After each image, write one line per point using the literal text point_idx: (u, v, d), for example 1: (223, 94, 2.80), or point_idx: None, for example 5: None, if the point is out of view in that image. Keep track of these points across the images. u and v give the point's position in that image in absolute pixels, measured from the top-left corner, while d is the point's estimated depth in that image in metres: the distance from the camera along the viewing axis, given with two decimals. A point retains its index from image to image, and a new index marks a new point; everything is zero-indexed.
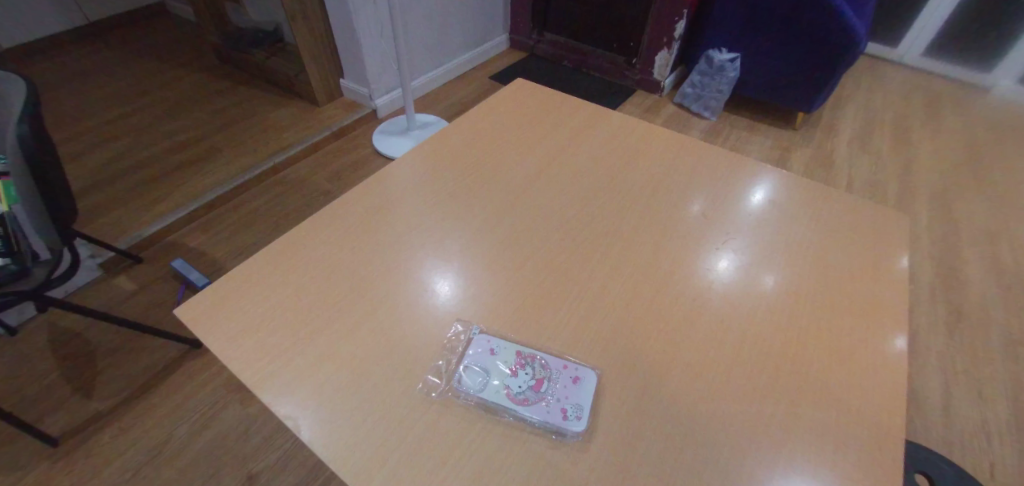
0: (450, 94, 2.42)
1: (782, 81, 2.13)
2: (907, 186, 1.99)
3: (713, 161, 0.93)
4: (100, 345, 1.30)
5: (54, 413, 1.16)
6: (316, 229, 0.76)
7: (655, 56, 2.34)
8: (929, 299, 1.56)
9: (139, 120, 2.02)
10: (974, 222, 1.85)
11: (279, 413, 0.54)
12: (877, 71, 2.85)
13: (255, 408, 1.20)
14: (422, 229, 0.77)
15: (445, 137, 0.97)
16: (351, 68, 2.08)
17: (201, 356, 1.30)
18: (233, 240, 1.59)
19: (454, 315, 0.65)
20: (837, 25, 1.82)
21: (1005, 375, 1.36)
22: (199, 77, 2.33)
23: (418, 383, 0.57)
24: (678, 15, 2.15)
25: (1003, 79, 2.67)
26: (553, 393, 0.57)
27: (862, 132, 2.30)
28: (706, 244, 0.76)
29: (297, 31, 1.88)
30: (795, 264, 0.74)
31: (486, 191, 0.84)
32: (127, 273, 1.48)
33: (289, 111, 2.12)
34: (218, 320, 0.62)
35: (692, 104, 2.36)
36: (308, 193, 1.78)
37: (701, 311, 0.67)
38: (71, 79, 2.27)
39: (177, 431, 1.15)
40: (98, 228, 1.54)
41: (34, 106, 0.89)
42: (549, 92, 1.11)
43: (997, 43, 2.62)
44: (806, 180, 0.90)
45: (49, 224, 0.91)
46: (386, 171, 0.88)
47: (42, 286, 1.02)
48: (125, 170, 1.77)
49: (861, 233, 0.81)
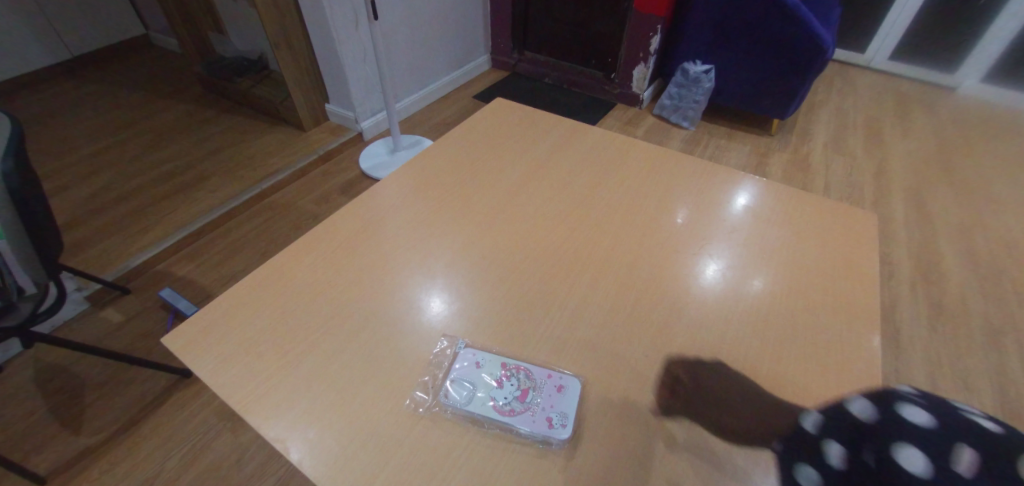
0: (434, 114, 2.46)
1: (757, 89, 2.20)
2: (882, 187, 2.05)
3: (689, 170, 0.97)
4: (88, 379, 1.29)
5: (42, 451, 1.14)
6: (304, 251, 0.77)
7: (633, 70, 2.41)
8: (910, 294, 1.60)
9: (126, 151, 2.03)
10: (948, 218, 1.91)
11: (268, 435, 0.55)
12: (847, 76, 2.96)
13: (247, 436, 1.19)
14: (410, 248, 0.79)
15: (429, 156, 0.99)
16: (335, 92, 2.11)
17: (192, 384, 1.30)
18: (222, 266, 1.60)
19: (440, 332, 0.66)
20: (805, 34, 1.90)
21: (989, 365, 1.40)
22: (184, 106, 2.35)
23: (405, 400, 0.58)
24: (653, 30, 2.22)
25: (967, 79, 2.78)
26: (538, 403, 0.58)
27: (836, 135, 2.38)
28: (686, 252, 0.79)
29: (282, 58, 1.92)
30: (772, 268, 0.77)
31: (470, 207, 0.87)
32: (114, 305, 1.47)
33: (275, 136, 2.15)
34: (206, 345, 0.63)
35: (671, 115, 2.42)
36: (296, 217, 1.80)
37: (681, 316, 0.69)
38: (55, 113, 2.27)
39: (169, 463, 1.13)
40: (86, 260, 1.54)
41: (20, 144, 0.90)
42: (526, 110, 1.14)
43: (959, 46, 2.74)
44: (780, 185, 0.93)
45: (36, 260, 0.92)
46: (372, 192, 0.90)
47: (28, 321, 1.01)
48: (114, 201, 1.77)
49: (833, 235, 0.84)
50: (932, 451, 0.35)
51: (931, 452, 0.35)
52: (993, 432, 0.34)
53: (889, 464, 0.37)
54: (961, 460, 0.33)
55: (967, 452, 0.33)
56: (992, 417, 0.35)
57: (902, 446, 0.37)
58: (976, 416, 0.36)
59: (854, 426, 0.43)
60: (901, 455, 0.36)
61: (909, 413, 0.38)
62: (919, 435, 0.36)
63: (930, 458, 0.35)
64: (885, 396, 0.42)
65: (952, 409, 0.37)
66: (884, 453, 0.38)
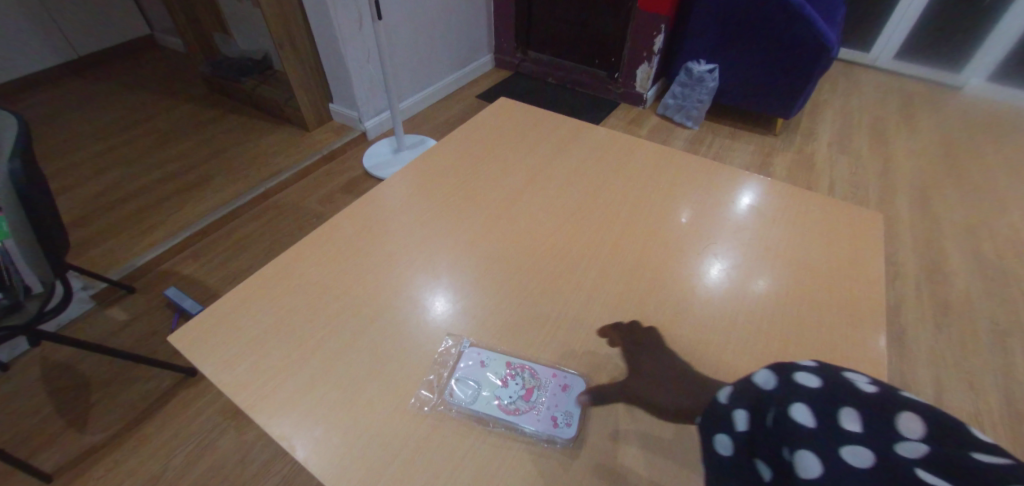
0: (438, 114, 2.47)
1: (761, 89, 2.19)
2: (888, 186, 2.04)
3: (694, 169, 0.96)
4: (94, 378, 1.30)
5: (48, 449, 1.15)
6: (310, 249, 0.78)
7: (637, 69, 2.41)
8: (916, 294, 1.59)
9: (131, 151, 2.04)
10: (954, 218, 1.90)
11: (274, 433, 0.55)
12: (852, 75, 2.95)
13: (251, 434, 1.19)
14: (414, 248, 0.79)
15: (433, 156, 1.00)
16: (339, 92, 2.12)
17: (197, 382, 1.30)
18: (226, 265, 1.60)
19: (445, 331, 0.66)
20: (810, 34, 1.89)
21: (996, 366, 1.39)
22: (189, 106, 2.36)
23: (411, 398, 0.58)
24: (656, 30, 2.22)
25: (973, 78, 2.76)
26: (543, 402, 0.59)
27: (841, 135, 2.37)
28: (691, 251, 0.79)
29: (286, 58, 1.92)
30: (777, 267, 0.77)
31: (475, 207, 0.87)
32: (119, 304, 1.48)
33: (279, 136, 2.16)
34: (212, 343, 0.64)
35: (674, 114, 2.42)
36: (300, 216, 1.80)
37: (686, 316, 0.69)
38: (61, 113, 2.29)
39: (174, 461, 1.14)
40: (92, 259, 1.55)
41: (28, 144, 0.91)
42: (530, 109, 1.14)
43: (965, 45, 2.72)
44: (785, 184, 0.93)
45: (43, 259, 0.92)
46: (376, 192, 0.90)
47: (34, 320, 1.02)
48: (119, 200, 1.78)
49: (838, 234, 0.84)
50: (824, 410, 0.34)
51: (824, 412, 0.34)
52: (871, 393, 0.34)
53: (781, 420, 0.35)
54: (851, 417, 0.33)
55: (851, 412, 0.33)
56: (874, 380, 0.36)
57: (794, 403, 0.36)
58: (863, 380, 0.36)
59: (747, 385, 0.42)
60: (792, 412, 0.35)
61: (803, 378, 0.38)
62: (810, 395, 0.36)
63: (822, 417, 0.34)
64: (783, 367, 0.41)
65: (845, 375, 0.37)
66: (777, 410, 0.36)
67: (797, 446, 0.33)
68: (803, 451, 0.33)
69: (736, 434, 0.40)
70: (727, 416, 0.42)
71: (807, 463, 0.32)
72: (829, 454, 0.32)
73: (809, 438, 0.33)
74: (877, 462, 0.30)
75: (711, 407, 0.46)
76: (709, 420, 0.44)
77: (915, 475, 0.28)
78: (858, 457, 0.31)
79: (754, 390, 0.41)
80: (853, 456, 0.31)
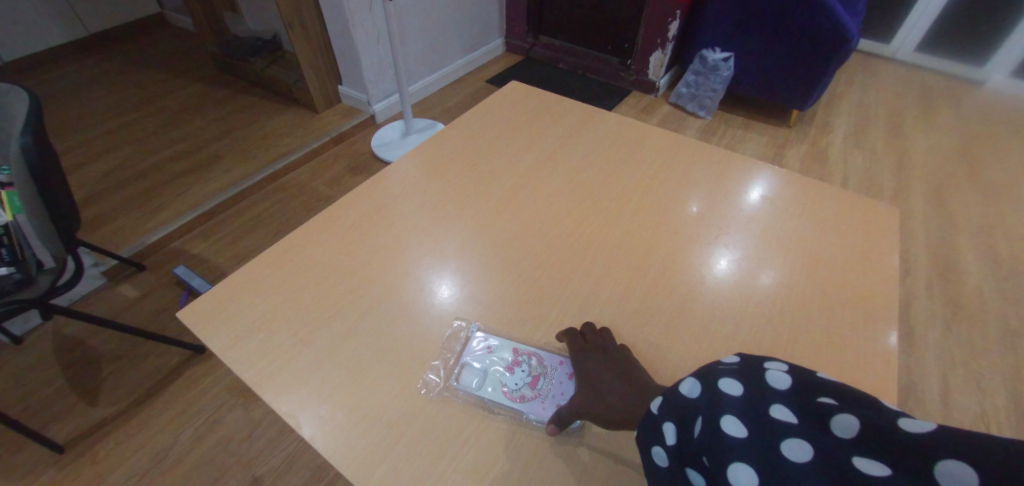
0: (447, 98, 2.44)
1: (777, 79, 2.15)
2: (903, 182, 2.00)
3: (706, 159, 0.95)
4: (104, 353, 1.32)
5: (60, 420, 1.18)
6: (316, 231, 0.77)
7: (650, 56, 2.36)
8: (926, 292, 1.57)
9: (140, 129, 2.04)
10: (970, 215, 1.86)
11: (280, 411, 0.55)
12: (871, 67, 2.88)
13: (257, 412, 1.21)
14: (420, 231, 0.78)
15: (442, 139, 0.98)
16: (348, 74, 2.10)
17: (204, 360, 1.32)
18: (234, 246, 1.61)
19: (451, 315, 0.66)
20: (830, 23, 1.84)
21: (1005, 367, 1.37)
22: (198, 85, 2.36)
23: (417, 382, 0.58)
24: (671, 16, 2.17)
25: (996, 73, 2.68)
26: (547, 390, 0.59)
27: (857, 128, 2.32)
28: (700, 242, 0.78)
29: (296, 38, 1.90)
30: (787, 260, 0.75)
31: (482, 192, 0.86)
32: (129, 281, 1.49)
33: (288, 117, 2.15)
34: (220, 320, 0.64)
35: (687, 103, 2.38)
36: (308, 198, 1.80)
37: (693, 306, 0.68)
38: (72, 89, 2.29)
39: (182, 436, 1.16)
40: (102, 236, 1.56)
41: (40, 119, 0.91)
42: (541, 93, 1.12)
43: (990, 38, 2.63)
44: (798, 176, 0.91)
45: (54, 234, 0.93)
46: (384, 174, 0.89)
47: (46, 294, 1.03)
48: (128, 178, 1.79)
49: (851, 228, 0.82)
50: (755, 416, 0.36)
51: (756, 417, 0.36)
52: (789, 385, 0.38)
53: (713, 432, 0.37)
54: (779, 415, 0.36)
55: (779, 410, 0.36)
56: (784, 369, 0.40)
57: (724, 413, 0.37)
58: (779, 370, 0.40)
59: (672, 395, 0.43)
60: (724, 423, 0.37)
61: (727, 387, 0.40)
62: (738, 404, 0.38)
63: (752, 423, 0.36)
64: (707, 373, 0.43)
65: (762, 372, 0.40)
66: (708, 422, 0.38)
67: (732, 459, 0.34)
68: (738, 463, 0.34)
69: (669, 447, 0.41)
70: (659, 428, 0.43)
71: (742, 475, 0.33)
72: (771, 456, 0.33)
73: (744, 447, 0.34)
74: (814, 454, 0.32)
75: (644, 421, 0.46)
76: (645, 434, 0.44)
77: (851, 462, 0.30)
78: (796, 451, 0.33)
79: (682, 401, 0.42)
80: (791, 452, 0.33)
